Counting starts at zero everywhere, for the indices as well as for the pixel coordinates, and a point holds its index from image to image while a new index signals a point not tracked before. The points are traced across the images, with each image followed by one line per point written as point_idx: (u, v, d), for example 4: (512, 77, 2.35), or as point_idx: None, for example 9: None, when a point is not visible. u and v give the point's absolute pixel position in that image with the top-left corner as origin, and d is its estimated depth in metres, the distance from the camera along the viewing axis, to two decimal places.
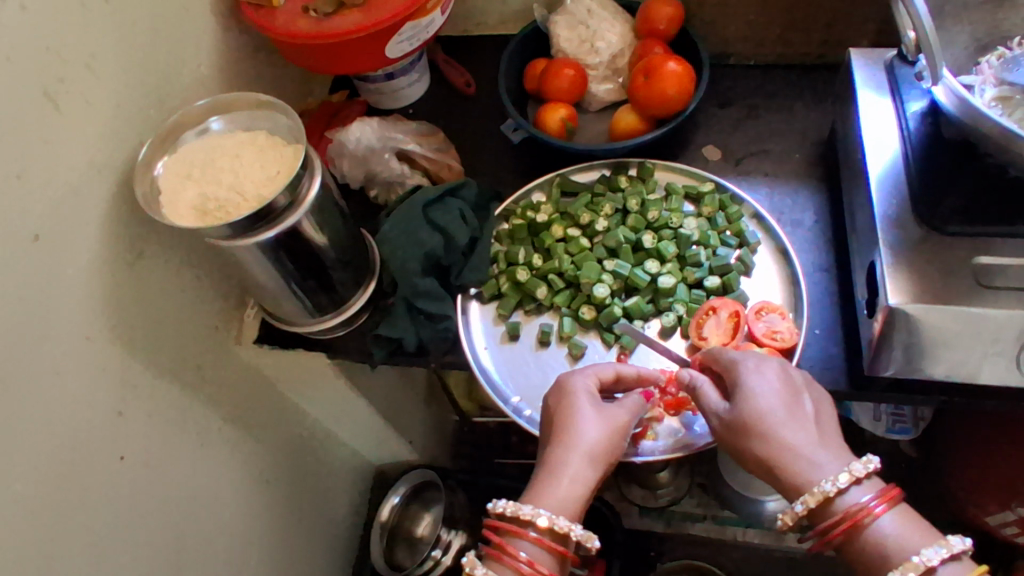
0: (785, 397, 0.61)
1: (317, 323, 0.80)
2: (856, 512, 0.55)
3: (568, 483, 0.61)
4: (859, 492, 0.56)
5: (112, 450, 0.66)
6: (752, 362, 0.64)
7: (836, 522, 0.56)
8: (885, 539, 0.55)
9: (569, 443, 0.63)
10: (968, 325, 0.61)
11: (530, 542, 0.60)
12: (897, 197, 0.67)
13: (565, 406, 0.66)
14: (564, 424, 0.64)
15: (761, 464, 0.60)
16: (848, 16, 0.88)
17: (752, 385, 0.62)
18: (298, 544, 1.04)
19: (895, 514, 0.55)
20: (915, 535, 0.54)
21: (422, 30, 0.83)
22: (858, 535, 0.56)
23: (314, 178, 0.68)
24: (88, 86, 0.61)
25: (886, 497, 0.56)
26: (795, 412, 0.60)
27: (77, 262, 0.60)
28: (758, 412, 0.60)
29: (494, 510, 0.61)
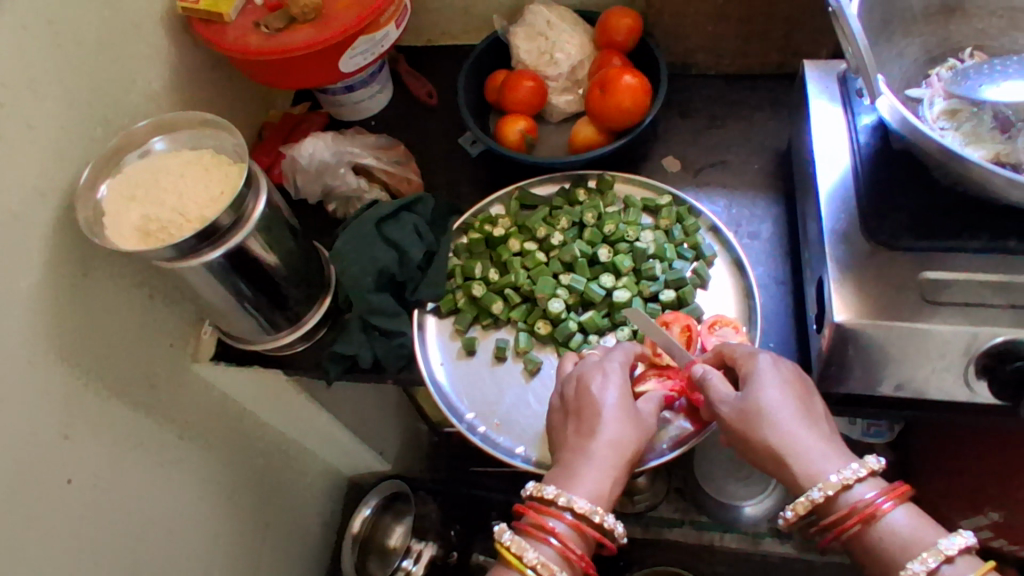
0: (794, 392, 0.60)
1: (273, 340, 0.79)
2: (866, 506, 0.55)
3: (600, 477, 0.61)
4: (866, 487, 0.57)
5: (60, 474, 0.65)
6: (762, 357, 0.63)
7: (846, 515, 0.56)
8: (895, 534, 0.55)
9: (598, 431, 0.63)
10: (917, 341, 0.60)
11: (564, 525, 0.60)
12: (845, 212, 0.67)
13: (585, 398, 0.65)
14: (596, 413, 0.63)
15: (767, 457, 0.60)
16: (806, 26, 0.89)
17: (764, 379, 0.61)
18: (264, 559, 1.03)
19: (904, 510, 0.56)
20: (924, 530, 0.54)
21: (377, 44, 0.82)
22: (871, 528, 0.56)
23: (259, 196, 0.67)
24: (27, 108, 0.60)
25: (894, 493, 0.56)
26: (804, 407, 0.60)
27: (18, 288, 0.60)
28: (771, 403, 0.59)
29: (534, 490, 0.61)
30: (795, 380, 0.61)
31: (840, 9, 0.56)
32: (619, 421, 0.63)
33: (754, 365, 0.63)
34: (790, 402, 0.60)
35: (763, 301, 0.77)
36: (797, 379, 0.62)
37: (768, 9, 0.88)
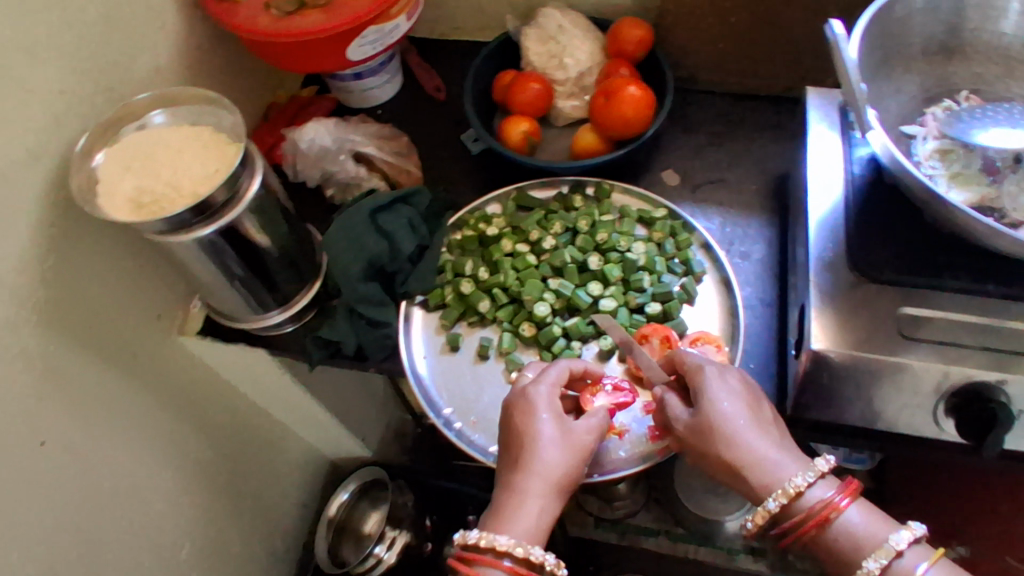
0: (746, 406, 0.62)
1: (259, 319, 0.80)
2: (824, 507, 0.58)
3: (535, 512, 0.62)
4: (822, 488, 0.59)
5: (33, 435, 0.66)
6: (711, 372, 0.64)
7: (806, 517, 0.58)
8: (852, 531, 0.58)
9: (531, 465, 0.63)
10: (889, 374, 0.61)
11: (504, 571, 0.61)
12: (834, 241, 0.67)
13: (525, 425, 0.65)
14: (530, 444, 0.64)
15: (723, 468, 0.61)
16: (815, 52, 0.89)
17: (714, 395, 0.62)
18: (237, 534, 1.04)
19: (858, 506, 0.59)
20: (877, 526, 0.58)
21: (386, 35, 0.83)
22: (828, 529, 0.59)
23: (254, 176, 0.68)
24: (28, 71, 0.61)
25: (847, 491, 0.59)
26: (756, 420, 0.62)
27: (4, 248, 0.60)
28: (724, 418, 0.61)
29: (466, 541, 0.62)
30: (744, 393, 0.63)
31: (836, 43, 0.57)
32: (563, 445, 0.65)
33: (703, 380, 0.64)
34: (743, 415, 0.61)
35: (747, 322, 0.77)
36: (746, 391, 0.64)
37: (780, 31, 0.88)
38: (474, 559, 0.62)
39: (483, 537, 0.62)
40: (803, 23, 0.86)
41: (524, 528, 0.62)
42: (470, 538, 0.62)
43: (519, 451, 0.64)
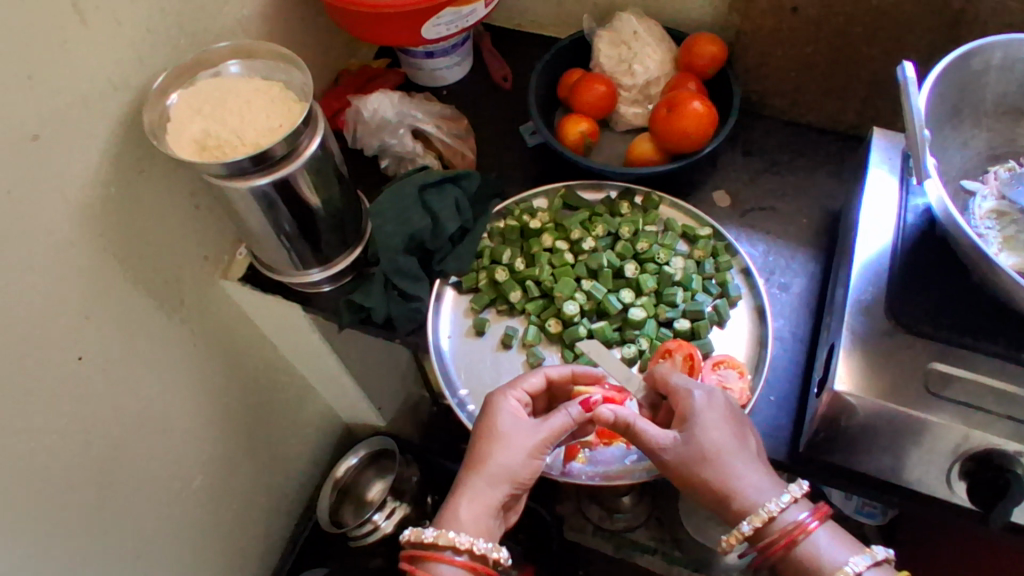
0: (726, 434, 0.63)
1: (299, 275, 0.83)
2: (793, 529, 0.60)
3: (476, 507, 0.64)
4: (796, 509, 0.61)
5: (72, 349, 0.70)
6: (697, 397, 0.65)
7: (775, 539, 0.60)
8: (819, 553, 0.60)
9: (485, 464, 0.65)
10: (908, 426, 0.61)
11: (450, 564, 0.63)
12: (875, 284, 0.67)
13: (497, 428, 0.66)
14: (489, 445, 0.66)
15: (702, 493, 0.63)
16: (888, 93, 0.87)
17: (703, 425, 0.63)
18: (247, 478, 1.08)
19: (826, 528, 0.61)
20: (843, 548, 0.60)
21: (461, 18, 0.84)
22: (795, 550, 0.60)
23: (314, 136, 0.70)
24: (120, 6, 0.64)
25: (817, 514, 0.61)
26: (735, 448, 0.62)
27: (72, 169, 0.64)
28: (712, 449, 0.62)
29: (410, 539, 0.64)
30: (727, 421, 0.64)
31: (905, 87, 0.56)
32: (535, 450, 0.66)
33: (691, 409, 0.64)
34: (726, 445, 0.62)
35: (774, 354, 0.76)
36: (729, 418, 0.64)
37: (857, 66, 0.86)
38: (429, 552, 0.63)
39: (438, 535, 0.63)
40: (882, 61, 0.84)
41: (479, 526, 0.64)
42: (424, 537, 0.63)
43: (481, 450, 0.66)
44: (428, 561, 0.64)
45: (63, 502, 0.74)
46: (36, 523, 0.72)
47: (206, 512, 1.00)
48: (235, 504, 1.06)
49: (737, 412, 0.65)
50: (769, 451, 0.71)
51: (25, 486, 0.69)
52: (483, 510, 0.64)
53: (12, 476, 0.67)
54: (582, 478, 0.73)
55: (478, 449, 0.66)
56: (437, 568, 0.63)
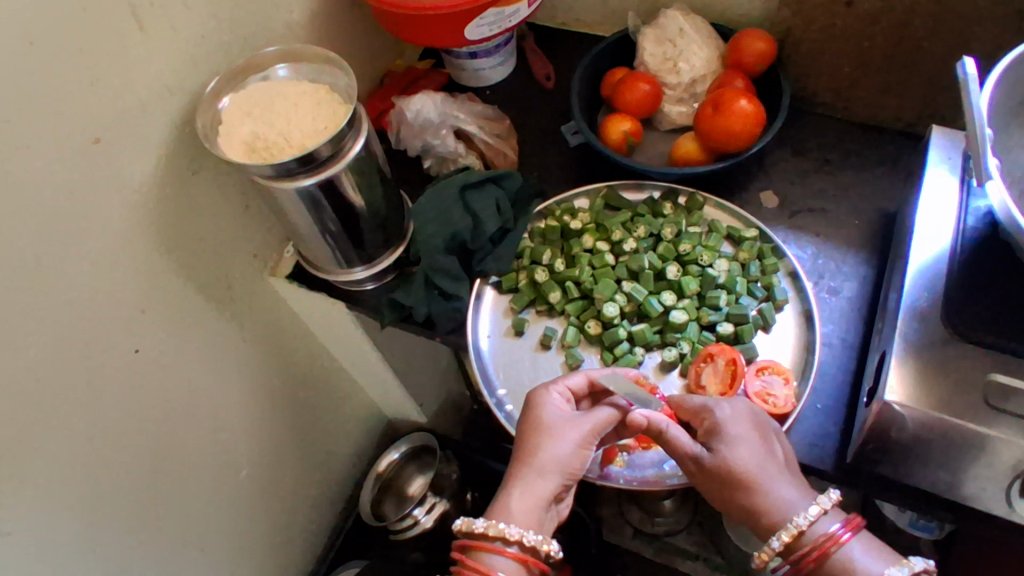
0: (755, 446, 0.62)
1: (343, 273, 0.84)
2: (825, 541, 0.58)
3: (525, 501, 0.64)
4: (827, 521, 0.60)
5: (128, 342, 0.73)
6: (721, 411, 0.64)
7: (806, 552, 0.59)
8: (854, 565, 0.58)
9: (532, 459, 0.65)
10: (965, 439, 0.58)
11: (503, 557, 0.63)
12: (930, 290, 0.64)
13: (544, 422, 0.66)
14: (535, 439, 0.66)
15: (734, 504, 0.62)
16: (949, 89, 0.83)
17: (731, 436, 0.62)
18: (292, 470, 1.10)
19: (860, 540, 0.59)
20: (880, 559, 0.58)
21: (505, 18, 0.84)
22: (828, 563, 0.59)
23: (358, 137, 0.71)
24: (175, 12, 0.66)
25: (850, 525, 0.59)
26: (766, 459, 0.62)
27: (130, 170, 0.67)
28: (742, 463, 0.61)
29: (463, 529, 0.64)
30: (755, 432, 0.63)
31: (966, 84, 0.53)
32: (581, 444, 0.66)
33: (717, 421, 0.63)
34: (756, 458, 0.61)
35: (822, 360, 0.74)
36: (757, 429, 0.63)
37: (915, 62, 0.82)
38: (480, 544, 0.63)
39: (489, 525, 0.63)
40: (943, 56, 0.80)
41: (531, 517, 0.63)
42: (475, 527, 0.63)
43: (528, 445, 0.66)
44: (481, 551, 0.63)
45: (119, 489, 0.77)
46: (95, 508, 0.75)
47: (253, 502, 1.03)
48: (280, 495, 1.09)
49: (767, 421, 0.64)
50: (814, 461, 0.69)
51: (85, 473, 0.73)
52: (534, 502, 0.64)
53: (73, 462, 0.71)
54: (621, 482, 0.73)
55: (523, 445, 0.66)
56: (490, 559, 0.63)
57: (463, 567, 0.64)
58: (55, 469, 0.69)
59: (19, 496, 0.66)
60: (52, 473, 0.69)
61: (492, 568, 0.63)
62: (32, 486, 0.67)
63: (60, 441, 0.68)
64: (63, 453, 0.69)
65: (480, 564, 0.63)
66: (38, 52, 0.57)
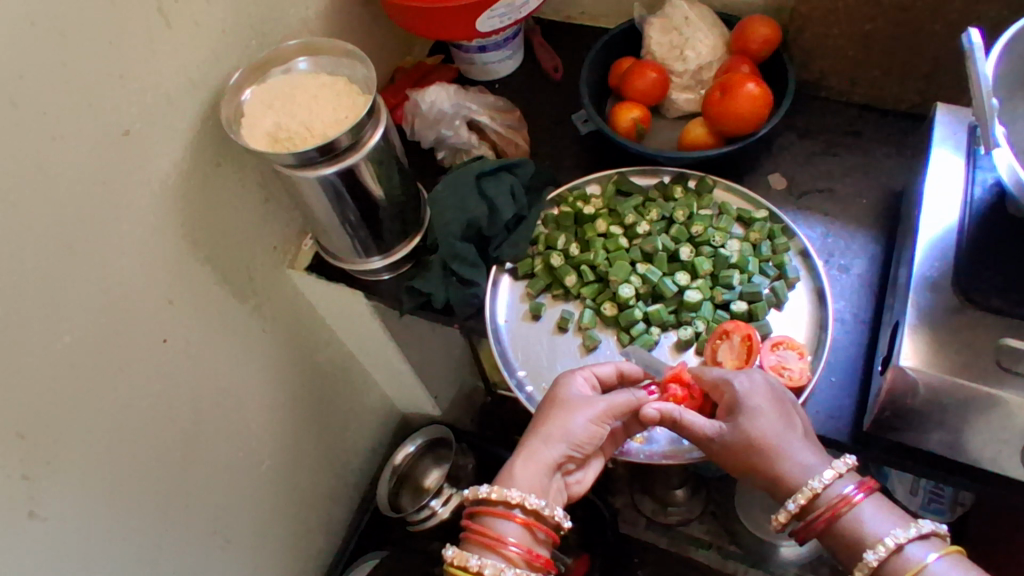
0: (773, 415, 0.63)
1: (361, 263, 0.86)
2: (838, 502, 0.60)
3: (532, 466, 0.65)
4: (843, 482, 0.61)
5: (157, 332, 0.75)
6: (739, 383, 0.65)
7: (820, 513, 0.60)
8: (864, 526, 0.59)
9: (547, 425, 0.67)
10: (978, 402, 0.60)
11: (514, 524, 0.64)
12: (941, 263, 0.66)
13: (560, 397, 0.69)
14: (552, 410, 0.68)
15: (758, 475, 0.63)
16: (951, 69, 0.85)
17: (751, 406, 0.63)
18: (312, 462, 1.12)
19: (873, 501, 0.60)
20: (889, 519, 0.59)
21: (516, 9, 0.86)
22: (839, 523, 0.60)
23: (377, 127, 0.73)
24: (198, 8, 0.68)
25: (864, 487, 0.60)
26: (780, 424, 0.63)
27: (157, 161, 0.69)
28: (762, 432, 0.62)
29: (478, 493, 0.64)
30: (775, 405, 0.64)
31: (971, 53, 0.55)
32: (594, 428, 0.67)
33: (736, 393, 0.65)
34: (776, 429, 0.62)
35: (835, 336, 0.75)
36: (775, 402, 0.64)
37: (919, 42, 0.84)
38: (492, 509, 0.64)
39: (495, 490, 0.64)
40: (946, 36, 0.82)
41: (533, 484, 0.65)
42: (481, 492, 0.65)
43: (544, 415, 0.68)
44: (487, 516, 0.65)
45: (148, 478, 0.79)
46: (126, 496, 0.77)
47: (274, 494, 1.04)
48: (300, 488, 1.10)
49: (785, 395, 0.65)
50: (831, 432, 0.70)
51: (116, 460, 0.74)
52: (540, 468, 0.66)
53: (105, 449, 0.72)
54: (640, 458, 0.74)
55: (542, 413, 0.69)
56: (497, 524, 0.64)
57: (471, 531, 0.65)
58: (88, 457, 0.71)
59: (54, 482, 0.68)
60: (85, 460, 0.70)
61: (500, 532, 0.64)
62: (67, 473, 0.69)
63: (92, 428, 0.70)
64: (96, 440, 0.71)
65: (488, 528, 0.64)
66: (71, 45, 0.58)
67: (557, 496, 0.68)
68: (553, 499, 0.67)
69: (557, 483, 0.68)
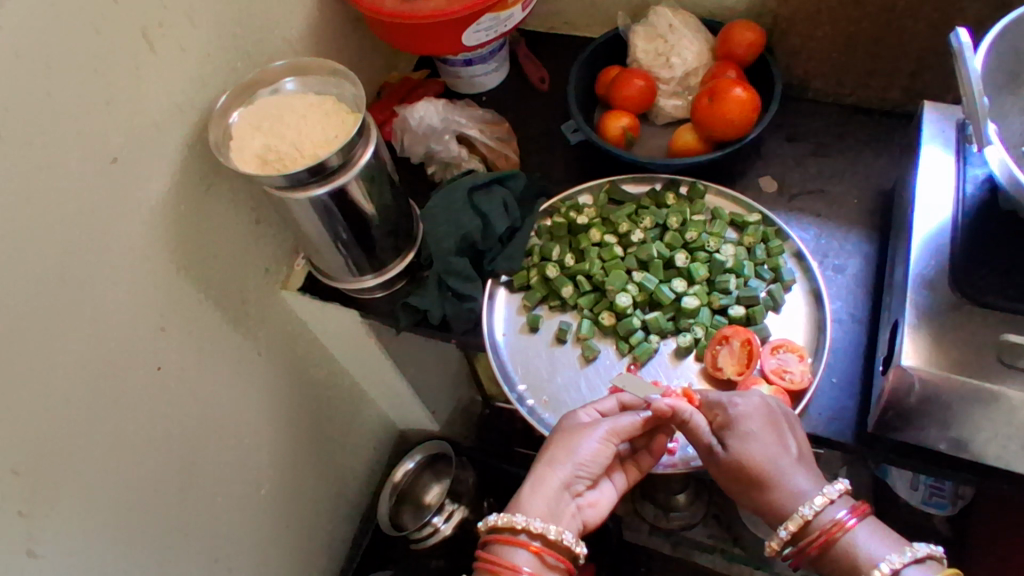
0: (768, 439, 0.63)
1: (355, 281, 0.85)
2: (831, 527, 0.59)
3: (541, 489, 0.65)
4: (837, 507, 0.60)
5: (150, 360, 0.73)
6: (736, 407, 0.65)
7: (814, 538, 0.60)
8: (859, 550, 0.58)
9: (553, 452, 0.67)
10: (981, 399, 0.60)
11: (524, 551, 0.63)
12: (937, 260, 0.66)
13: (562, 425, 0.69)
14: (557, 436, 0.68)
15: (757, 501, 0.63)
16: (935, 66, 0.86)
17: (745, 432, 0.63)
18: (311, 484, 1.10)
19: (867, 525, 0.60)
20: (883, 543, 0.58)
21: (501, 22, 0.86)
22: (834, 549, 0.59)
23: (368, 145, 0.72)
24: (183, 33, 0.67)
25: (857, 511, 0.60)
26: (779, 441, 0.63)
27: (146, 188, 0.68)
28: (760, 458, 0.62)
29: (487, 522, 0.65)
30: (769, 428, 0.63)
31: (961, 52, 0.56)
32: (601, 448, 0.66)
33: (732, 418, 0.64)
34: (775, 455, 0.62)
35: (834, 336, 0.75)
36: (770, 424, 0.63)
37: (903, 41, 0.85)
38: (501, 536, 0.64)
39: (502, 517, 0.64)
40: (930, 35, 0.83)
41: (542, 507, 0.64)
42: (490, 520, 0.65)
43: (551, 440, 0.68)
44: (499, 544, 0.64)
45: (146, 509, 0.77)
46: (126, 530, 0.75)
47: (273, 518, 1.02)
48: (299, 511, 1.08)
49: (781, 413, 0.64)
50: (834, 434, 0.70)
51: (112, 493, 0.72)
52: (547, 493, 0.65)
53: (100, 480, 0.70)
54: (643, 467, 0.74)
55: (546, 439, 0.69)
56: (510, 553, 0.63)
57: (483, 559, 0.64)
58: (85, 490, 0.69)
59: (52, 519, 0.66)
60: (82, 493, 0.69)
61: (513, 561, 0.63)
62: (62, 509, 0.67)
63: (89, 461, 0.69)
64: (94, 475, 0.70)
65: (499, 556, 0.64)
66: (57, 74, 0.58)
67: (571, 522, 0.66)
68: (567, 524, 0.66)
69: (572, 510, 0.67)
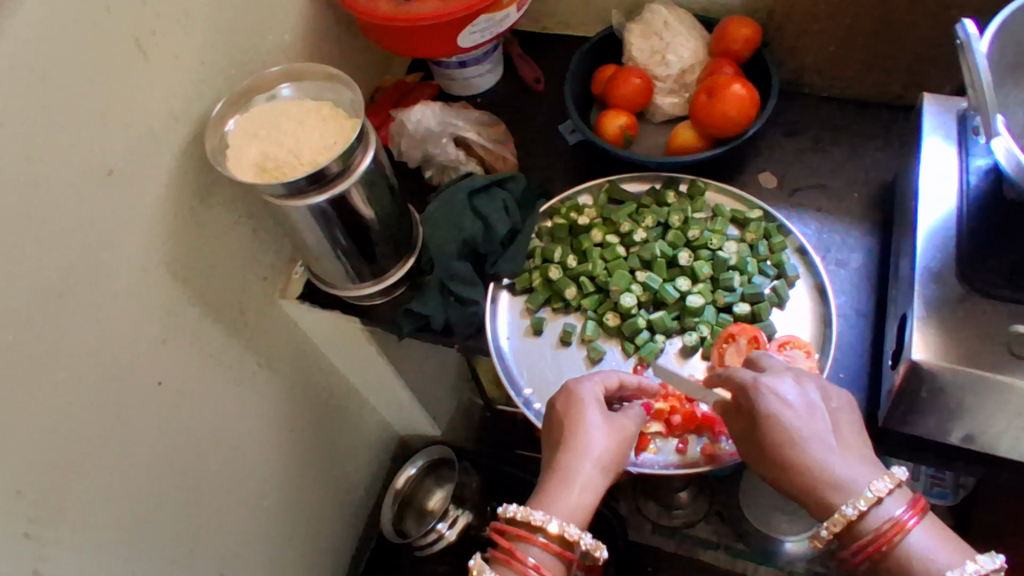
0: (800, 425, 0.60)
1: (355, 288, 0.84)
2: (888, 530, 0.57)
3: (579, 492, 0.63)
4: (893, 504, 0.58)
5: (151, 374, 0.72)
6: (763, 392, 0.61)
7: (869, 540, 0.57)
8: (916, 554, 0.56)
9: (578, 449, 0.65)
10: (993, 391, 0.60)
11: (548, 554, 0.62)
12: (943, 252, 0.66)
13: (583, 421, 0.66)
14: (575, 431, 0.66)
15: (801, 489, 0.59)
16: (931, 58, 0.86)
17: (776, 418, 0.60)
18: (314, 493, 1.09)
19: (925, 524, 0.57)
20: (944, 549, 0.56)
21: (496, 24, 0.85)
22: (889, 552, 0.57)
23: (367, 151, 0.71)
24: (176, 40, 0.66)
25: (916, 509, 0.57)
26: (816, 427, 0.60)
27: (143, 199, 0.66)
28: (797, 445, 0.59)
29: (521, 515, 0.62)
30: (803, 413, 0.60)
31: (968, 43, 0.56)
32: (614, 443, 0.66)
33: (759, 402, 0.61)
34: (813, 442, 0.59)
35: (839, 331, 0.75)
36: (805, 409, 0.60)
37: (898, 34, 0.85)
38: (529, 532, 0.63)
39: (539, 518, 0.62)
40: (925, 27, 0.83)
41: (572, 509, 0.63)
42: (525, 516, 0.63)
43: (574, 436, 0.66)
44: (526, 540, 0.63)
45: (150, 526, 0.76)
46: (131, 547, 0.74)
47: (278, 529, 1.01)
48: (303, 521, 1.07)
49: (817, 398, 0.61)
50: None
51: (116, 510, 0.71)
52: (577, 494, 0.63)
53: (104, 498, 0.69)
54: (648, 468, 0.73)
55: (569, 434, 0.66)
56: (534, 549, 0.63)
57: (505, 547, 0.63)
58: (89, 508, 0.68)
59: (57, 539, 0.65)
60: (87, 511, 0.67)
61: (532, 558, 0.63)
62: (66, 529, 0.66)
63: (92, 479, 0.67)
64: (97, 492, 0.68)
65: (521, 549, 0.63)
66: (50, 86, 0.56)
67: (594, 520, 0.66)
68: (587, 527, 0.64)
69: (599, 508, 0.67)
